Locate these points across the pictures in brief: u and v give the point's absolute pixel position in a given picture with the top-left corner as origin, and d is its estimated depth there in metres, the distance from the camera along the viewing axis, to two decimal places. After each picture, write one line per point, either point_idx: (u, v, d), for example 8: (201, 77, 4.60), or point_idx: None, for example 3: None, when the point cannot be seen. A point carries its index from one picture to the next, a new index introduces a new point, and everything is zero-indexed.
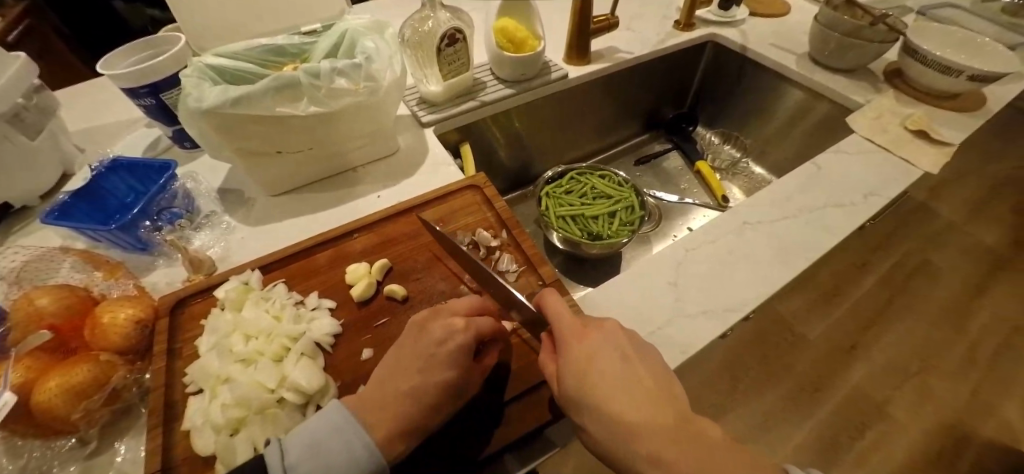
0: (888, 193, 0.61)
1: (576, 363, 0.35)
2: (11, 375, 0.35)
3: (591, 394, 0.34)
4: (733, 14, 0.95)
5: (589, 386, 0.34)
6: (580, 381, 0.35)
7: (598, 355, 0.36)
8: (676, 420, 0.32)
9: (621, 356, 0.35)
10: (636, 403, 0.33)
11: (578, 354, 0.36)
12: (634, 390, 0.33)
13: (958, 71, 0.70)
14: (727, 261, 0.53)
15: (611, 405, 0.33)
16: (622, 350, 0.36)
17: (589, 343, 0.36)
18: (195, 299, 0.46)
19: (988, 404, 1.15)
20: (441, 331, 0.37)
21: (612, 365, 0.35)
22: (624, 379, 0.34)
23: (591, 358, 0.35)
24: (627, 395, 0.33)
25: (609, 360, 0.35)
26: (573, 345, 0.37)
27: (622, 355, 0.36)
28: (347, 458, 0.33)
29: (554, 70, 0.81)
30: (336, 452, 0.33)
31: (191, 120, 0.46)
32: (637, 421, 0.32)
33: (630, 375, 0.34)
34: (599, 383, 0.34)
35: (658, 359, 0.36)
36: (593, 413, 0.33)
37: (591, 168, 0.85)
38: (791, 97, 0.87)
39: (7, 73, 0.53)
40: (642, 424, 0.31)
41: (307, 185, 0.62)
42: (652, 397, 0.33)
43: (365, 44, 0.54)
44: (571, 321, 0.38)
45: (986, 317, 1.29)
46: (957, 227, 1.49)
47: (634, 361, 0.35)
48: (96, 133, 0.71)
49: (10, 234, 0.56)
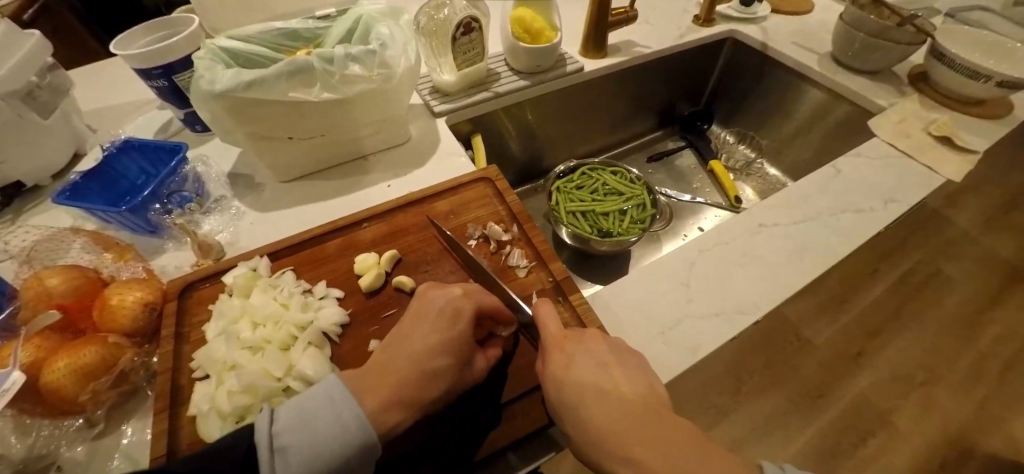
0: (909, 200, 0.59)
1: (555, 372, 0.36)
2: (21, 354, 0.35)
3: (569, 403, 0.34)
4: (755, 10, 0.93)
5: (567, 395, 0.34)
6: (559, 391, 0.35)
7: (575, 362, 0.36)
8: (652, 423, 0.31)
9: (599, 363, 0.36)
10: (611, 410, 0.32)
11: (557, 364, 0.36)
12: (609, 396, 0.33)
13: (986, 77, 0.68)
14: (739, 263, 0.52)
15: (587, 412, 0.33)
16: (600, 358, 0.36)
17: (567, 353, 0.37)
18: (203, 284, 0.46)
19: (996, 417, 1.13)
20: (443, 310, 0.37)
21: (588, 372, 0.35)
22: (599, 386, 0.34)
23: (567, 366, 0.36)
24: (601, 401, 0.33)
25: (586, 368, 0.35)
26: (552, 354, 0.37)
27: (600, 361, 0.36)
28: (338, 427, 0.32)
29: (569, 63, 0.80)
30: (328, 425, 0.32)
31: (202, 103, 0.46)
32: (612, 427, 0.31)
33: (605, 381, 0.34)
34: (573, 390, 0.34)
35: (639, 366, 0.36)
36: (572, 422, 0.34)
37: (603, 164, 0.84)
38: (810, 98, 0.85)
39: (21, 50, 0.53)
40: (616, 429, 0.31)
41: (317, 172, 0.61)
42: (627, 402, 0.33)
43: (380, 30, 0.53)
44: (552, 329, 0.39)
45: (998, 329, 1.27)
46: (973, 236, 1.46)
47: (612, 367, 0.35)
48: (108, 113, 0.71)
49: (21, 212, 0.57)
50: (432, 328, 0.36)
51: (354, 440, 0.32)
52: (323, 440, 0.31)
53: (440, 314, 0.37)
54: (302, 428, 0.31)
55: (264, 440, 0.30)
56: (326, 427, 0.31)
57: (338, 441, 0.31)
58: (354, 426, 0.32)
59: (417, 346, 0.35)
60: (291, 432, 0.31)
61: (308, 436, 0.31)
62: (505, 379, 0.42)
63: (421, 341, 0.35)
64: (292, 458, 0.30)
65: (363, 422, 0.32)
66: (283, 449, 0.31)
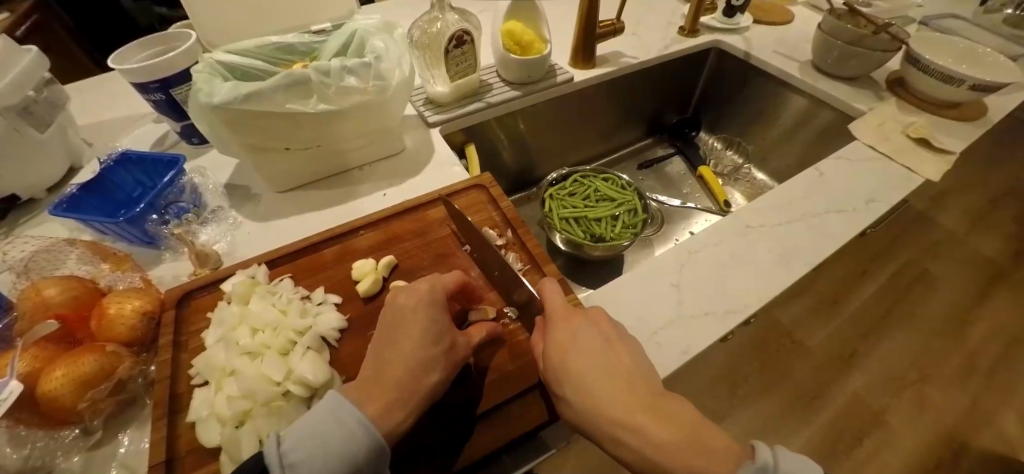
0: (890, 201, 0.61)
1: (560, 343, 0.37)
2: (18, 364, 0.35)
3: (571, 370, 0.35)
4: (737, 21, 0.96)
5: (570, 362, 0.35)
6: (563, 357, 0.36)
7: (581, 336, 0.37)
8: (655, 396, 0.33)
9: (604, 340, 0.37)
10: (613, 380, 0.33)
11: (562, 334, 0.38)
12: (613, 369, 0.34)
13: (960, 80, 0.71)
14: (728, 264, 0.53)
15: (589, 378, 0.34)
16: (606, 336, 0.37)
17: (573, 326, 0.38)
18: (201, 293, 0.46)
19: (987, 415, 1.15)
20: (433, 329, 0.38)
21: (594, 345, 0.36)
22: (604, 360, 0.35)
23: (573, 339, 0.37)
24: (603, 371, 0.34)
25: (591, 342, 0.36)
26: (559, 326, 0.38)
27: (605, 339, 0.37)
28: (346, 434, 0.32)
29: (559, 73, 0.82)
30: (337, 441, 0.32)
31: (200, 115, 0.47)
32: (614, 394, 0.33)
33: (610, 356, 0.35)
34: (578, 360, 0.35)
35: (640, 349, 0.37)
36: (572, 384, 0.34)
37: (594, 171, 0.86)
38: (793, 105, 0.88)
39: (17, 67, 0.53)
40: (620, 398, 0.32)
41: (314, 182, 0.62)
42: (631, 376, 0.34)
43: (374, 44, 0.55)
44: (558, 304, 0.40)
45: (985, 327, 1.29)
46: (957, 236, 1.49)
47: (618, 345, 0.36)
48: (104, 127, 0.72)
49: (17, 226, 0.57)
50: (421, 307, 0.39)
51: (364, 441, 0.33)
52: (332, 453, 0.31)
53: (421, 307, 0.39)
54: (309, 445, 0.31)
55: (273, 460, 0.31)
56: (333, 437, 0.32)
57: (348, 452, 0.32)
58: (360, 433, 0.33)
59: (411, 337, 0.37)
60: (299, 448, 0.31)
61: (320, 450, 0.31)
62: (501, 382, 0.43)
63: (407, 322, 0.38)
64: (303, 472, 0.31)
65: (366, 424, 0.33)
66: (293, 465, 0.31)
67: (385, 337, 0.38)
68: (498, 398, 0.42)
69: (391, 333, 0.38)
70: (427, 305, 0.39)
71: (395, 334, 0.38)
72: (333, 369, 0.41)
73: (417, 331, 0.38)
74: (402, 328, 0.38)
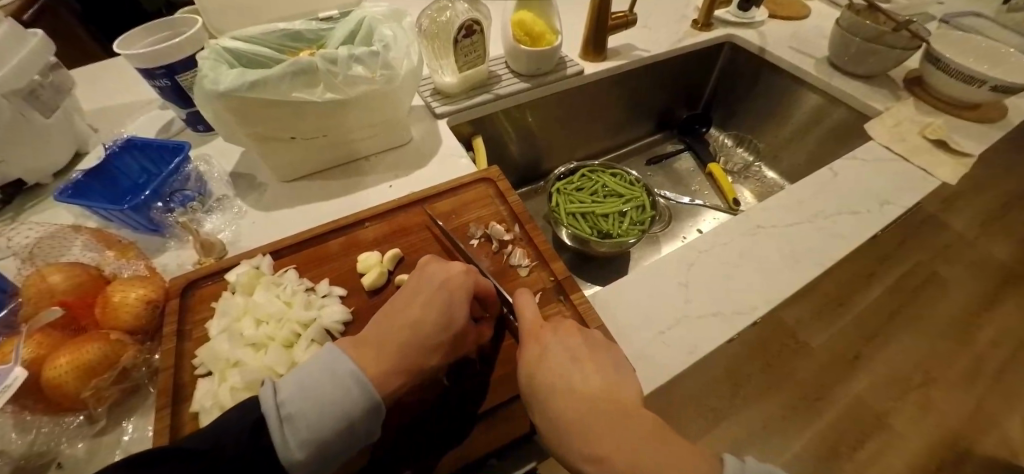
0: (904, 202, 0.60)
1: (529, 362, 0.36)
2: (23, 350, 0.35)
3: (539, 393, 0.35)
4: (752, 15, 0.94)
5: (538, 384, 0.35)
6: (531, 377, 0.36)
7: (549, 354, 0.37)
8: (619, 415, 0.32)
9: (572, 358, 0.36)
10: (579, 402, 0.33)
11: (530, 354, 0.37)
12: (579, 389, 0.34)
13: (980, 81, 0.69)
14: (738, 264, 0.52)
15: (556, 402, 0.34)
16: (574, 353, 0.37)
17: (542, 343, 0.37)
18: (205, 282, 0.46)
19: (992, 420, 1.14)
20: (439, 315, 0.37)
21: (561, 365, 0.36)
22: (570, 381, 0.34)
23: (541, 358, 0.36)
24: (569, 392, 0.34)
25: (558, 361, 0.36)
26: (528, 345, 0.38)
27: (573, 356, 0.36)
28: (341, 394, 0.32)
29: (569, 66, 0.80)
30: (330, 392, 0.32)
31: (206, 103, 0.46)
32: (579, 417, 0.32)
33: (576, 376, 0.35)
34: (546, 382, 0.35)
35: (611, 360, 0.37)
36: (541, 409, 0.34)
37: (603, 166, 0.84)
38: (807, 102, 0.86)
39: (23, 50, 0.53)
40: (583, 421, 0.32)
41: (319, 173, 0.61)
42: (596, 397, 0.33)
43: (383, 32, 0.54)
44: (530, 319, 0.39)
45: (993, 332, 1.28)
46: (967, 239, 1.47)
47: (586, 362, 0.36)
48: (110, 113, 0.72)
49: (22, 211, 0.57)
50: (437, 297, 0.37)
51: (360, 402, 0.33)
52: (324, 407, 0.32)
53: (427, 300, 0.37)
54: (305, 398, 0.32)
55: (270, 408, 0.31)
56: (327, 395, 0.32)
57: (343, 409, 0.32)
58: (355, 393, 0.33)
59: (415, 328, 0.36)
60: (295, 400, 0.32)
61: (314, 403, 0.32)
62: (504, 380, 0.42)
63: (416, 313, 0.37)
64: (299, 424, 0.31)
65: (364, 385, 0.33)
66: (289, 416, 0.31)
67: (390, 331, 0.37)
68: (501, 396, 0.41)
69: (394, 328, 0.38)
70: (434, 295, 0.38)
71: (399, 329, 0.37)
72: None
73: (423, 325, 0.36)
74: (410, 312, 0.37)
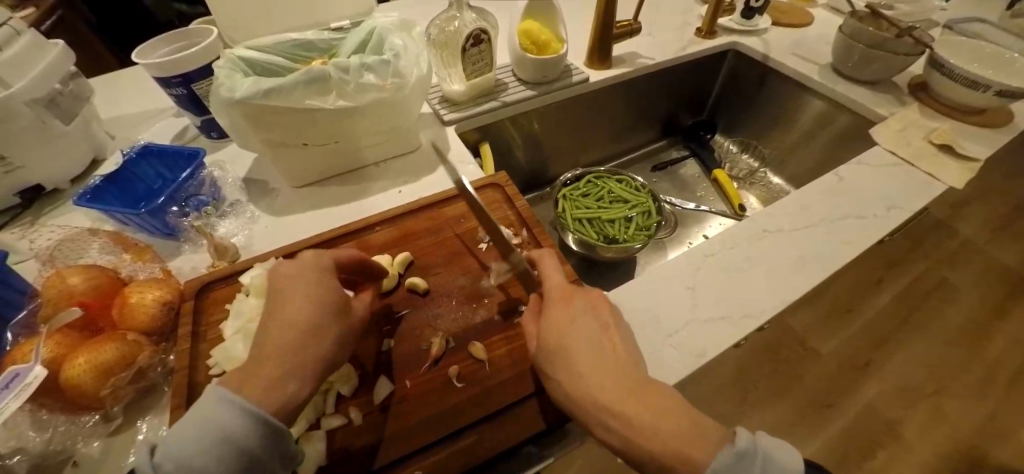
0: (910, 207, 0.60)
1: (555, 325, 0.37)
2: (44, 350, 0.36)
3: (562, 350, 0.35)
4: (756, 23, 0.95)
5: (562, 340, 0.36)
6: (556, 333, 0.36)
7: (576, 319, 0.37)
8: (642, 383, 0.32)
9: (598, 325, 0.37)
10: (602, 363, 0.33)
11: (558, 316, 0.37)
12: (602, 353, 0.34)
13: (985, 86, 0.69)
14: (744, 268, 0.52)
15: (578, 360, 0.34)
16: (602, 321, 0.37)
17: (570, 305, 0.38)
18: (219, 285, 0.47)
19: (1006, 430, 1.11)
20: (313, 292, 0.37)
21: (589, 328, 0.36)
22: (596, 342, 0.35)
23: (568, 322, 0.37)
24: (592, 353, 0.34)
25: (585, 326, 0.36)
26: (555, 309, 0.38)
27: (600, 324, 0.37)
28: (222, 431, 0.29)
29: (575, 73, 0.82)
30: (212, 429, 0.29)
31: (222, 109, 0.47)
32: (598, 374, 0.33)
33: (602, 341, 0.35)
34: (571, 342, 0.35)
35: (633, 336, 0.37)
36: (561, 365, 0.35)
37: (608, 172, 0.85)
38: (812, 108, 0.87)
39: (45, 60, 0.54)
40: (606, 383, 0.32)
41: (331, 178, 0.63)
42: (619, 359, 0.34)
43: (393, 42, 0.55)
44: (559, 289, 0.40)
45: (1004, 340, 1.26)
46: (977, 245, 1.46)
47: (613, 329, 0.36)
48: (126, 120, 0.74)
49: (42, 215, 0.58)
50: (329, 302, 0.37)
51: (246, 424, 0.30)
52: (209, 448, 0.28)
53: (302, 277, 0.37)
54: (184, 447, 0.28)
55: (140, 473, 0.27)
56: (208, 439, 0.29)
57: (230, 443, 0.29)
58: (237, 421, 0.30)
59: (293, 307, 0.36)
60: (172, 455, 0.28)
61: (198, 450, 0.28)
62: (510, 381, 0.42)
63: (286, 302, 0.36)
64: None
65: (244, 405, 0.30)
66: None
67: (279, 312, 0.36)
68: (510, 398, 0.41)
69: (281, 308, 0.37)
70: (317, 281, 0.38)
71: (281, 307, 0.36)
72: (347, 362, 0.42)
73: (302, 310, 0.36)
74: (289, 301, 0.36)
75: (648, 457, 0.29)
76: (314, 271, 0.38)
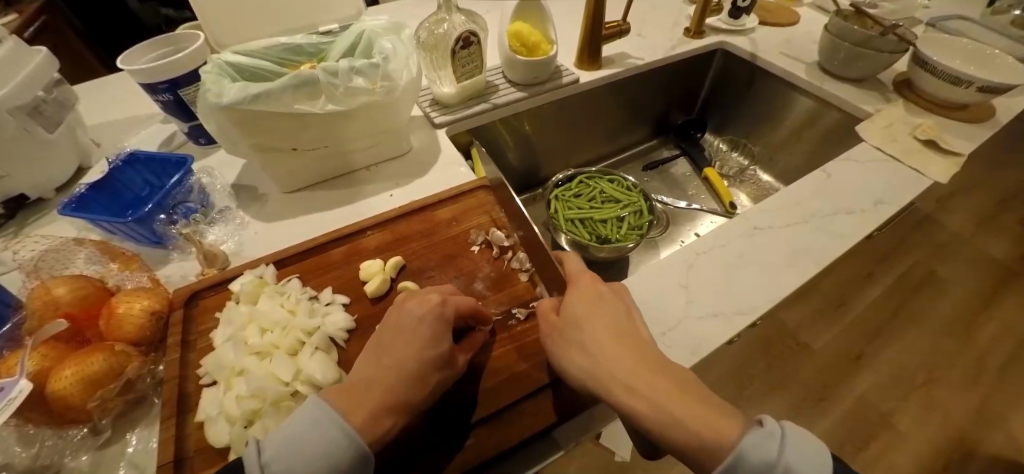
0: (897, 202, 0.61)
1: (577, 308, 0.38)
2: (28, 363, 0.35)
3: (585, 329, 0.36)
4: (743, 22, 0.96)
5: (587, 316, 0.37)
6: (581, 313, 0.37)
7: (600, 303, 0.38)
8: (663, 367, 0.33)
9: (623, 310, 0.38)
10: (625, 343, 0.34)
11: (582, 300, 0.38)
12: (625, 335, 0.35)
13: (968, 82, 0.70)
14: (736, 265, 0.53)
15: (602, 341, 0.35)
16: (626, 308, 0.38)
17: (596, 287, 0.40)
18: (208, 293, 0.47)
19: (995, 418, 1.13)
20: (428, 328, 0.36)
21: (616, 308, 0.38)
22: (620, 321, 0.36)
23: (592, 305, 0.38)
24: (615, 335, 0.35)
25: (609, 310, 0.37)
26: (579, 294, 0.39)
27: (625, 310, 0.38)
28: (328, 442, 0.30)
29: (565, 74, 0.82)
30: (313, 439, 0.30)
31: (209, 114, 0.47)
32: (623, 349, 0.34)
33: (625, 324, 0.36)
34: (594, 323, 0.36)
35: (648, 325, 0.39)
36: (583, 344, 0.36)
37: (600, 173, 0.86)
38: (800, 105, 0.88)
39: (27, 68, 0.54)
40: (629, 363, 0.33)
41: (319, 184, 0.62)
42: (642, 342, 0.35)
43: (382, 44, 0.55)
44: (584, 275, 0.41)
45: (992, 330, 1.28)
46: (964, 238, 1.48)
47: (634, 316, 0.38)
48: (112, 127, 0.72)
49: (26, 226, 0.57)
50: (421, 340, 0.36)
51: (347, 454, 0.30)
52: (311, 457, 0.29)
53: (424, 316, 0.37)
54: (294, 452, 0.29)
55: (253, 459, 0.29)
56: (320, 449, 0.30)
57: (332, 458, 0.30)
58: (344, 446, 0.30)
59: (400, 347, 0.35)
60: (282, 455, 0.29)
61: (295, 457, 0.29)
62: (504, 383, 0.42)
63: (391, 338, 0.36)
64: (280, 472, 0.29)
65: (353, 436, 0.30)
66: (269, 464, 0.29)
67: (381, 355, 0.35)
68: (507, 399, 0.41)
69: (386, 342, 0.36)
70: (428, 325, 0.36)
71: (391, 340, 0.36)
72: (340, 367, 0.41)
73: (410, 351, 0.35)
74: (400, 343, 0.36)
75: (667, 429, 0.29)
76: (433, 313, 0.37)
